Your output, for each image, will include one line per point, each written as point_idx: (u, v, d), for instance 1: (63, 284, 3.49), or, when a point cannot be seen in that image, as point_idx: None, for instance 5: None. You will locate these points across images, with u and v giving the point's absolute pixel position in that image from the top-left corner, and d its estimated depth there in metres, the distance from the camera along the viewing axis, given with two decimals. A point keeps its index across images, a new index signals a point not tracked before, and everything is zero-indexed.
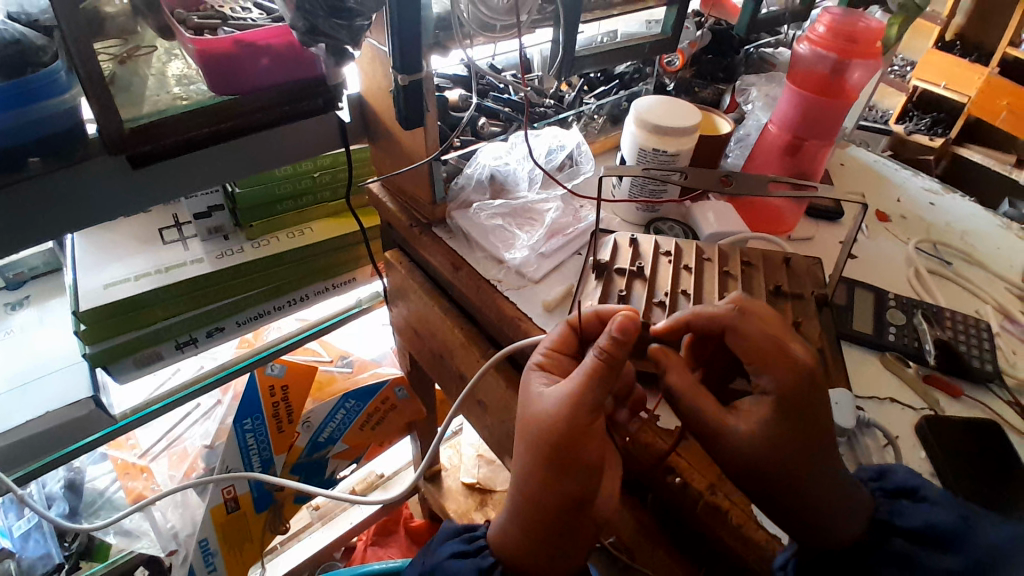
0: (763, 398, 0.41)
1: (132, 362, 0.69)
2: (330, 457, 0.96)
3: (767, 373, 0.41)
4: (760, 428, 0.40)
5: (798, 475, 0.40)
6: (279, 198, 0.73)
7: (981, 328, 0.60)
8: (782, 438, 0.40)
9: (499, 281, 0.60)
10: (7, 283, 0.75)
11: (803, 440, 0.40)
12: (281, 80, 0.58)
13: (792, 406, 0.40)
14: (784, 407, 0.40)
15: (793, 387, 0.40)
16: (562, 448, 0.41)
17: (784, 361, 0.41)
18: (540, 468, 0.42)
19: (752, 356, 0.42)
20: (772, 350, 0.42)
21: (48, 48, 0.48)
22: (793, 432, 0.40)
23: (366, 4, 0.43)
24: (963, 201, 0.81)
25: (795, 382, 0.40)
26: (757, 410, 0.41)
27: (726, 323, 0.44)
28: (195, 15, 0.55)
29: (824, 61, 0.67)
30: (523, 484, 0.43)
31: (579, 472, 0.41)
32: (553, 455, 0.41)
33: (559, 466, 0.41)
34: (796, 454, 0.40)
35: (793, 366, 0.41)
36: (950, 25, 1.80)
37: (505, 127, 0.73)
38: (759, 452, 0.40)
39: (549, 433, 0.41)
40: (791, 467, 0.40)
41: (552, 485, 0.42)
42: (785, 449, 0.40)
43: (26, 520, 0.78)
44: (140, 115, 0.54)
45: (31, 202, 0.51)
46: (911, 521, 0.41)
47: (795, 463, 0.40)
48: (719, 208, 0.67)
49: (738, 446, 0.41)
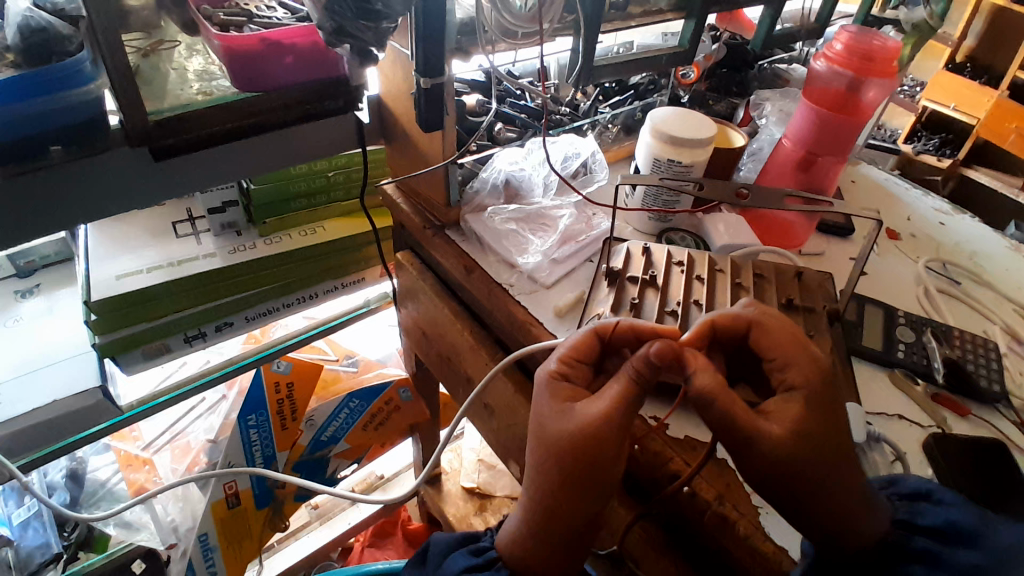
0: (789, 396, 0.40)
1: (140, 354, 0.69)
2: (332, 456, 0.96)
3: (791, 370, 0.41)
4: (791, 421, 0.39)
5: (825, 477, 0.38)
6: (293, 195, 0.74)
7: (989, 348, 0.60)
8: (811, 433, 0.38)
9: (511, 285, 0.60)
10: (18, 270, 0.75)
11: (829, 438, 0.39)
12: (303, 80, 0.58)
13: (817, 402, 0.40)
14: (812, 401, 0.40)
15: (814, 381, 0.40)
16: (581, 464, 0.40)
17: (806, 354, 0.42)
18: (553, 481, 0.42)
19: (772, 355, 0.43)
20: (793, 347, 0.42)
21: (73, 37, 0.48)
22: (820, 428, 0.39)
23: (393, 7, 0.44)
24: (972, 222, 0.81)
25: (814, 378, 0.41)
26: (789, 405, 0.40)
27: (748, 322, 0.44)
28: (220, 12, 0.56)
29: (841, 78, 0.67)
30: (537, 496, 0.43)
31: (595, 486, 0.41)
32: (569, 469, 0.41)
33: (573, 481, 0.41)
34: (824, 453, 0.38)
35: (812, 365, 0.41)
36: (961, 46, 1.80)
37: (521, 132, 0.75)
38: (792, 450, 0.38)
39: (568, 449, 0.41)
40: (819, 468, 0.38)
41: (568, 497, 0.42)
42: (814, 447, 0.38)
43: (26, 509, 0.77)
44: (163, 108, 0.54)
45: (51, 191, 0.51)
46: (932, 519, 0.41)
47: (823, 464, 0.38)
48: (731, 220, 0.67)
49: (770, 445, 0.38)
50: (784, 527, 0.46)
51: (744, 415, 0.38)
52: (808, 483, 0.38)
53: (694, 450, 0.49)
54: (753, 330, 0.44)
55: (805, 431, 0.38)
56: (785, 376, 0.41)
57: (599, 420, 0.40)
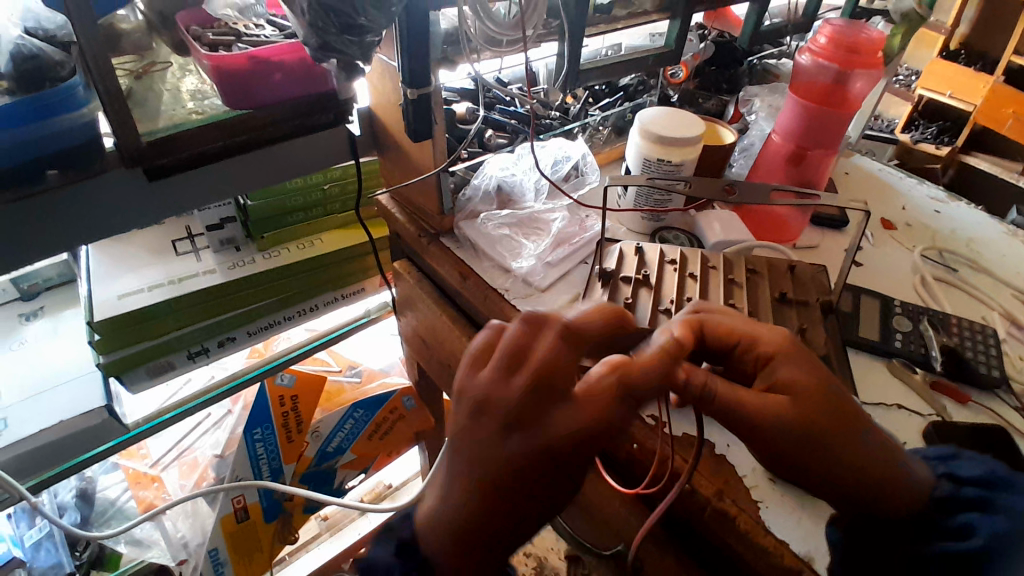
0: (772, 372, 0.41)
1: (144, 372, 0.70)
2: (339, 467, 0.97)
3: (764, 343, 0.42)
4: (791, 389, 0.40)
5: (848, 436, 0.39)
6: (289, 209, 0.74)
7: (988, 335, 0.60)
8: (809, 396, 0.39)
9: (506, 290, 0.61)
10: (21, 294, 0.76)
11: (834, 398, 0.40)
12: (296, 94, 0.59)
13: (802, 365, 0.41)
14: (801, 367, 0.41)
15: (783, 348, 0.42)
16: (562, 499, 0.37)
17: (766, 326, 0.43)
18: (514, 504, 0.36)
19: (732, 337, 0.42)
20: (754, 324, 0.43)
21: (65, 63, 0.49)
22: (818, 390, 0.40)
23: (376, 21, 0.44)
24: (968, 208, 0.81)
25: (784, 344, 0.42)
26: (790, 368, 0.41)
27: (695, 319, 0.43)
28: (210, 32, 0.57)
29: (826, 71, 0.67)
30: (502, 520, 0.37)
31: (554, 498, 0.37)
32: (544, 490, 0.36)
33: (533, 516, 0.37)
34: (832, 416, 0.39)
35: (778, 334, 0.42)
36: (955, 34, 1.80)
37: (511, 139, 0.75)
38: (803, 426, 0.39)
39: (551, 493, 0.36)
40: (841, 429, 0.39)
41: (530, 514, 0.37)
42: (825, 413, 0.39)
43: (37, 530, 0.79)
44: (157, 128, 0.55)
45: (47, 213, 0.52)
46: None
47: (841, 425, 0.39)
48: (724, 217, 0.67)
49: (779, 426, 0.38)
50: (786, 520, 0.46)
51: (741, 402, 0.38)
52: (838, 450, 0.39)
53: (691, 446, 0.49)
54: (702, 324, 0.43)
55: (806, 397, 0.39)
56: (758, 351, 0.42)
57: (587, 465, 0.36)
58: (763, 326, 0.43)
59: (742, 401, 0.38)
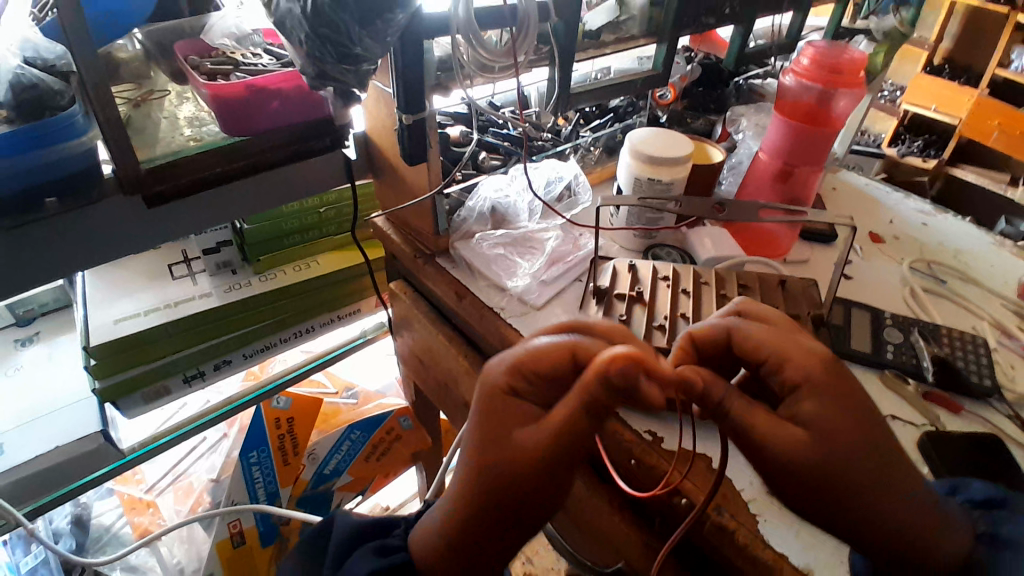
0: (794, 399, 0.37)
1: (140, 397, 0.70)
2: (336, 489, 0.96)
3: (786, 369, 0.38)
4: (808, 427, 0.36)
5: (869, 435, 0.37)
6: (286, 232, 0.75)
7: (978, 344, 0.61)
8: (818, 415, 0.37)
9: (502, 308, 0.61)
10: (17, 320, 0.76)
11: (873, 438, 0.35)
12: (292, 121, 0.60)
13: (840, 405, 0.36)
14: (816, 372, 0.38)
15: (818, 374, 0.37)
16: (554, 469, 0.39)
17: (800, 348, 0.38)
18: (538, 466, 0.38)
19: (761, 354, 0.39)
20: (785, 343, 0.39)
21: (65, 92, 0.50)
22: (858, 423, 0.35)
23: (372, 50, 0.45)
24: (955, 220, 0.83)
25: (817, 368, 0.37)
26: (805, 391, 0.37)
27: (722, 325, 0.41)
28: (207, 62, 0.58)
29: (810, 90, 0.69)
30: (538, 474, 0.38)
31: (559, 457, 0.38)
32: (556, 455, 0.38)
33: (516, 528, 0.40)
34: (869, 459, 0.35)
35: (814, 357, 0.38)
36: (938, 49, 1.84)
37: (505, 160, 0.77)
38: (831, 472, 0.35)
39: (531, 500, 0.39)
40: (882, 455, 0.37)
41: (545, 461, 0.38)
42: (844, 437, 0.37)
43: (33, 556, 0.78)
44: (156, 156, 0.56)
45: (50, 240, 0.53)
46: None
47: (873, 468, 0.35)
48: (715, 233, 0.69)
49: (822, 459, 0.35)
50: (784, 533, 0.46)
51: (756, 426, 0.36)
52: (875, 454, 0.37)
53: (688, 460, 0.50)
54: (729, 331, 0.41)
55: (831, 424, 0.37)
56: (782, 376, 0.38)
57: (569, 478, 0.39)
58: (797, 344, 0.39)
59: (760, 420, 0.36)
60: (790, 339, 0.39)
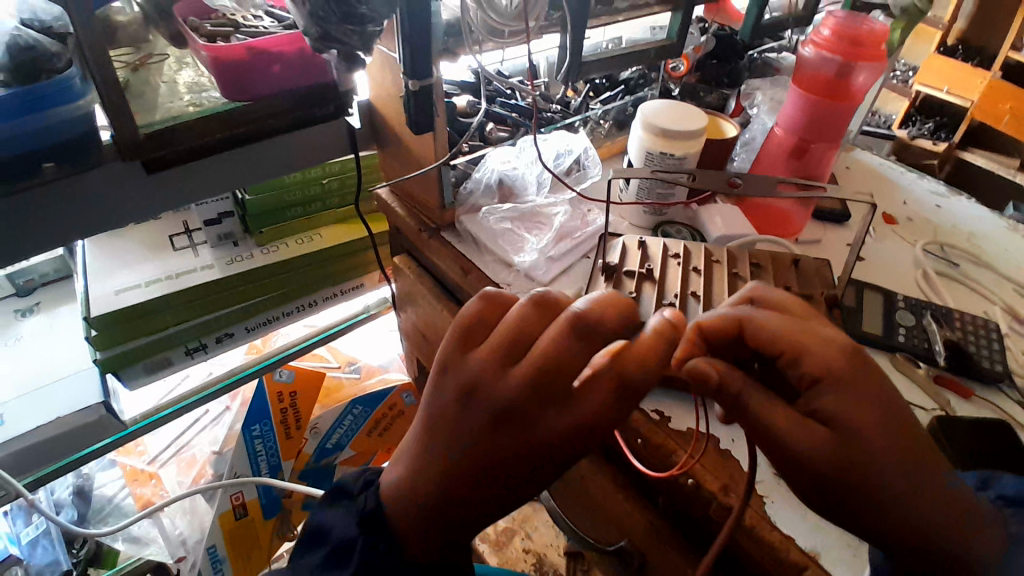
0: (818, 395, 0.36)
1: (142, 368, 0.69)
2: (338, 463, 0.96)
3: (804, 361, 0.37)
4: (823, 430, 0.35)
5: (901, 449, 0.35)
6: (288, 204, 0.74)
7: (990, 329, 0.60)
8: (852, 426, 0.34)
9: (509, 284, 0.60)
10: (17, 290, 0.75)
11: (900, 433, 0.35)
12: (295, 86, 0.58)
13: (866, 405, 0.35)
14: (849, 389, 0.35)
15: (844, 370, 0.36)
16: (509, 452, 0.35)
17: (822, 343, 0.37)
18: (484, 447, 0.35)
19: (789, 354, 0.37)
20: (802, 337, 0.37)
21: (61, 55, 0.48)
22: (886, 418, 0.34)
23: (377, 10, 0.43)
24: (969, 203, 0.81)
25: (841, 363, 0.36)
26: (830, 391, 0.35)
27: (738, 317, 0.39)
28: (207, 23, 0.56)
29: (830, 63, 0.67)
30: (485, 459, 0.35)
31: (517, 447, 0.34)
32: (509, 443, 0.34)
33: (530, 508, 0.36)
34: (896, 455, 0.34)
35: (836, 350, 0.36)
36: (952, 28, 1.79)
37: (513, 131, 0.75)
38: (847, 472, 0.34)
39: (511, 473, 0.35)
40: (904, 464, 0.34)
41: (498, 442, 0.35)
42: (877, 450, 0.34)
43: (34, 527, 0.79)
44: (154, 120, 0.54)
45: (47, 206, 0.52)
46: None
47: (901, 464, 0.34)
48: (726, 211, 0.67)
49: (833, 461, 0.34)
50: (791, 515, 0.46)
51: (776, 425, 0.35)
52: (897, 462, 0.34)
53: (693, 439, 0.50)
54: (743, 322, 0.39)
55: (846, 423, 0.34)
56: (801, 370, 0.37)
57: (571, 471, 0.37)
58: (816, 338, 0.37)
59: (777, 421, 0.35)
60: (803, 330, 0.38)
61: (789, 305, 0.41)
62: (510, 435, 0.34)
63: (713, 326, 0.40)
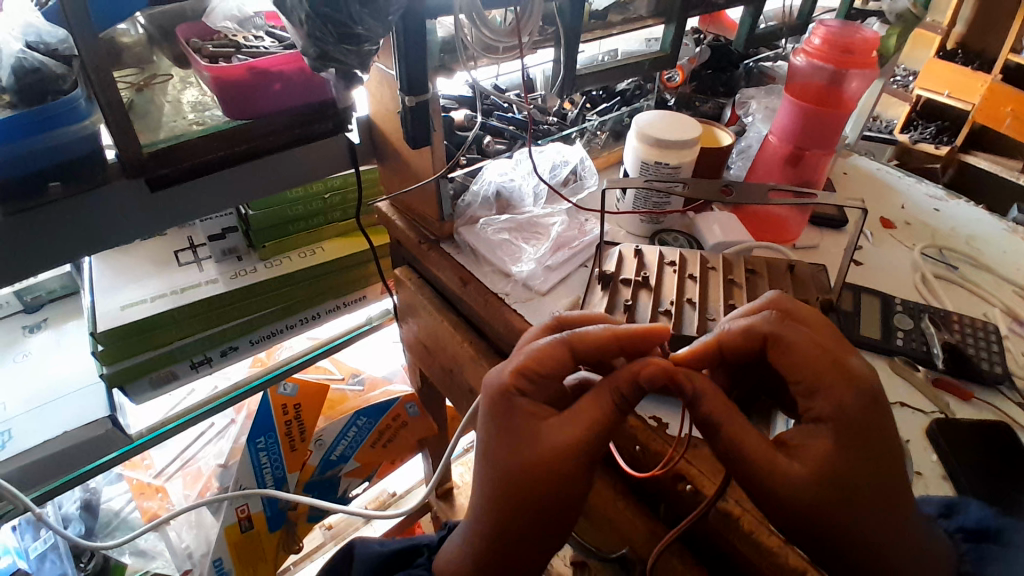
0: (815, 429, 0.38)
1: (147, 382, 0.70)
2: (343, 475, 0.97)
3: (817, 398, 0.38)
4: (809, 472, 0.37)
5: (879, 503, 0.37)
6: (291, 218, 0.75)
7: (989, 330, 0.60)
8: (838, 473, 0.36)
9: (507, 294, 0.61)
10: (25, 306, 0.77)
11: (883, 481, 0.37)
12: (295, 104, 0.60)
13: (857, 455, 0.37)
14: (846, 438, 0.37)
15: (852, 411, 0.37)
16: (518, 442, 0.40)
17: (845, 380, 0.38)
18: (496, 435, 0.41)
19: (804, 380, 0.39)
20: (825, 370, 0.38)
21: (67, 76, 0.49)
22: (871, 469, 0.36)
23: (374, 30, 0.45)
24: (967, 206, 0.81)
25: (853, 407, 0.37)
26: (817, 435, 0.38)
27: (762, 333, 0.41)
28: (209, 44, 0.57)
29: (822, 72, 0.68)
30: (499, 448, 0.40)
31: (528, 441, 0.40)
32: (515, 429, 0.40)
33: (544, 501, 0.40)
34: (875, 497, 0.36)
35: (853, 395, 0.37)
36: (951, 33, 1.80)
37: (510, 144, 0.76)
38: (808, 513, 0.37)
39: (518, 469, 0.40)
40: (876, 516, 0.37)
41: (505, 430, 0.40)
42: (848, 501, 0.36)
43: (42, 542, 0.79)
44: (158, 139, 0.55)
45: (51, 225, 0.53)
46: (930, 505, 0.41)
47: (871, 513, 0.37)
48: (722, 218, 0.68)
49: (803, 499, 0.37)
50: None
51: (758, 464, 0.37)
52: (870, 515, 0.37)
53: (683, 441, 0.50)
54: (768, 339, 0.41)
55: (831, 470, 0.36)
56: (814, 404, 0.39)
57: (587, 479, 0.41)
58: (839, 374, 0.38)
59: (755, 454, 0.37)
60: (827, 361, 0.39)
61: (817, 325, 0.41)
62: (513, 430, 0.40)
63: (732, 340, 0.42)
